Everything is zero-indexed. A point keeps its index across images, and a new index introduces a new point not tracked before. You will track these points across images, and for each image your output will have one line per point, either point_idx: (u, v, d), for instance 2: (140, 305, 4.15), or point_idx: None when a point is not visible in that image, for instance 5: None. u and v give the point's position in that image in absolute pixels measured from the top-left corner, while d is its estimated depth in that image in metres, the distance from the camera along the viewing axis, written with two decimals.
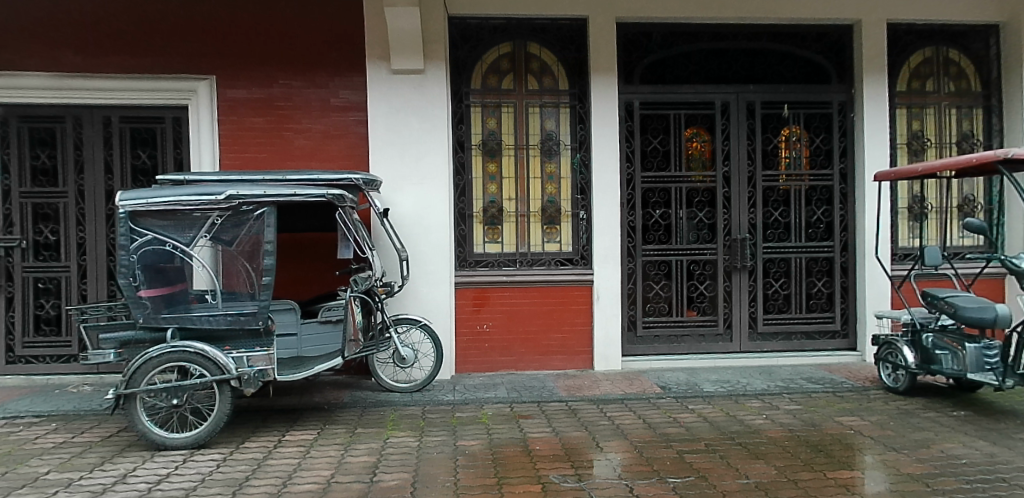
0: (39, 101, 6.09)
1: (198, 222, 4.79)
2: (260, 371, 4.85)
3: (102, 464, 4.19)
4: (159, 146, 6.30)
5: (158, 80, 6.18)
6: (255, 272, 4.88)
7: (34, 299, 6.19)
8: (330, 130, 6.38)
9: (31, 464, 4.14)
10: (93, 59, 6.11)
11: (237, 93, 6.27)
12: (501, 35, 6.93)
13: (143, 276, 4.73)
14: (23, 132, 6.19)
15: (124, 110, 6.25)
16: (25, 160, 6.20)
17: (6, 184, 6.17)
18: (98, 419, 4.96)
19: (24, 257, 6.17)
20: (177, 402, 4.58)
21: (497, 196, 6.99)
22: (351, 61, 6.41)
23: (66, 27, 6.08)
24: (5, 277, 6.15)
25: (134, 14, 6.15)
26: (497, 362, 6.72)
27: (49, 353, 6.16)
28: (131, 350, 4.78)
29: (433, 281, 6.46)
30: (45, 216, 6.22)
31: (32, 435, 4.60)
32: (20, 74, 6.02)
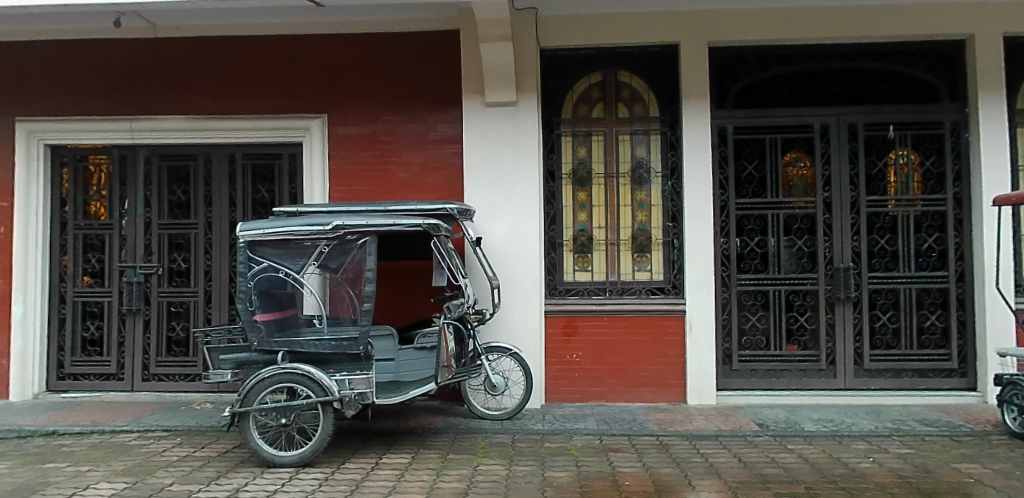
0: (178, 142, 6.71)
1: (308, 251, 5.10)
2: (360, 394, 5.08)
3: (218, 478, 4.46)
4: (275, 181, 6.78)
5: (274, 119, 6.65)
6: (358, 298, 5.13)
7: (167, 322, 6.73)
8: (428, 162, 6.65)
9: (158, 476, 4.40)
10: (218, 100, 6.66)
11: (344, 128, 6.67)
12: (592, 65, 7.01)
13: (259, 301, 5.08)
14: (163, 170, 6.82)
15: (247, 148, 6.78)
16: (164, 196, 6.81)
17: (148, 217, 6.80)
18: (216, 435, 5.31)
19: (160, 283, 6.74)
20: (285, 421, 4.84)
21: (588, 224, 7.02)
22: (448, 96, 6.68)
23: (197, 72, 6.68)
24: (144, 301, 6.73)
25: (255, 58, 6.68)
26: (588, 392, 6.70)
27: (178, 372, 6.67)
28: (246, 370, 5.13)
29: (524, 309, 6.55)
30: (179, 245, 6.79)
31: (161, 448, 4.98)
32: (160, 117, 6.65)
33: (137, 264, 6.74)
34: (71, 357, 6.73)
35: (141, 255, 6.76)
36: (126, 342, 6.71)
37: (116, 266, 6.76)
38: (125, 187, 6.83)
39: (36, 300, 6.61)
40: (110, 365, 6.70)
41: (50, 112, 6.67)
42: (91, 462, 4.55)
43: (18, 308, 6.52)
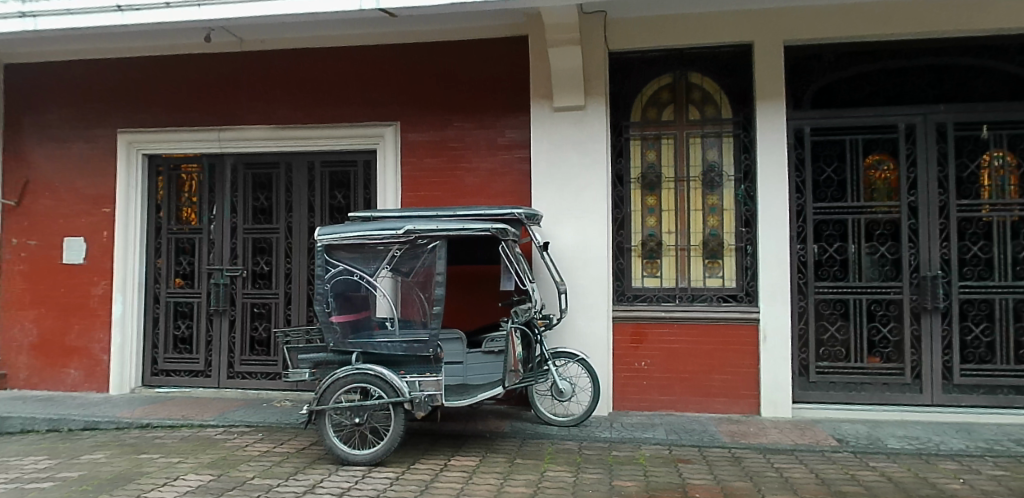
0: (261, 150, 7.03)
1: (381, 255, 5.24)
2: (430, 396, 5.18)
3: (296, 473, 4.63)
4: (351, 187, 7.02)
5: (349, 127, 6.87)
6: (428, 301, 5.22)
7: (250, 322, 7.05)
8: (496, 168, 6.71)
9: (242, 469, 4.60)
10: (297, 110, 6.94)
11: (415, 135, 6.82)
12: (661, 67, 6.91)
13: (335, 303, 5.25)
14: (248, 178, 7.17)
15: (325, 156, 7.04)
16: (249, 202, 7.15)
17: (234, 222, 7.15)
18: (294, 433, 5.53)
19: (244, 285, 7.07)
20: (359, 420, 4.98)
21: (657, 229, 6.90)
22: (516, 102, 6.72)
23: (277, 83, 6.98)
24: (229, 301, 7.07)
25: (331, 68, 6.93)
26: (656, 401, 6.59)
27: (259, 371, 6.96)
28: (322, 370, 5.31)
29: (591, 315, 6.52)
30: (262, 249, 7.10)
31: (244, 443, 5.22)
32: (244, 127, 6.98)
33: (223, 266, 7.09)
34: (164, 354, 7.15)
35: (227, 258, 7.11)
36: (213, 340, 7.06)
37: (205, 268, 7.13)
38: (214, 194, 7.20)
39: (134, 300, 7.05)
40: (198, 362, 7.07)
41: (146, 124, 7.11)
42: (181, 454, 4.82)
43: (118, 307, 6.97)
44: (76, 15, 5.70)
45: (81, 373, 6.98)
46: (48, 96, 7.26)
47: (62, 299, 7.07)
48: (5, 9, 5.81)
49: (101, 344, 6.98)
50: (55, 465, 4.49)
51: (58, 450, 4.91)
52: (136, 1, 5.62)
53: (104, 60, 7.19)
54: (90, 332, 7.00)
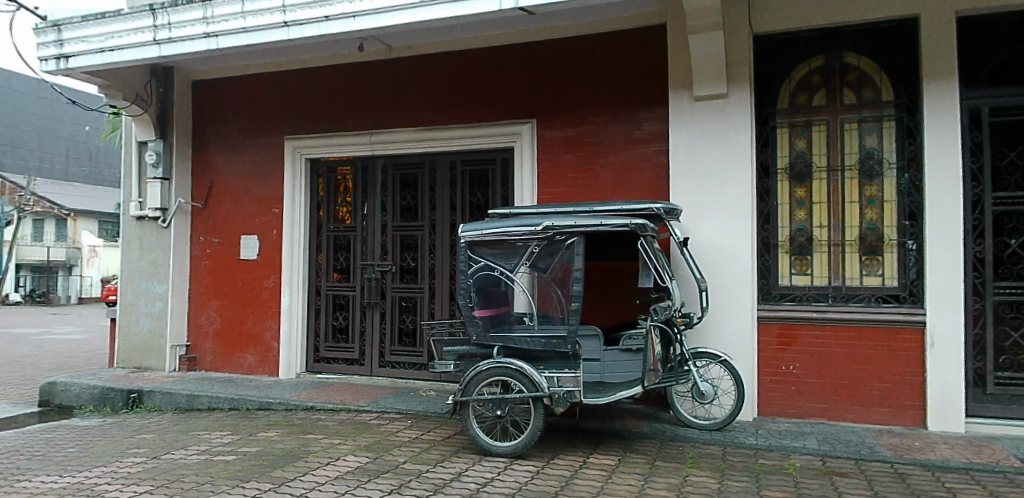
0: (408, 152, 7.39)
1: (520, 251, 5.32)
2: (569, 391, 5.20)
3: (443, 461, 4.82)
4: (490, 185, 7.21)
5: (488, 126, 7.04)
6: (566, 298, 5.23)
7: (399, 315, 7.45)
8: (634, 162, 6.59)
9: (394, 454, 4.87)
10: (438, 111, 7.23)
11: (551, 131, 6.87)
12: (812, 49, 6.42)
13: (477, 298, 5.41)
14: (396, 178, 7.57)
15: (466, 155, 7.28)
16: (397, 201, 7.55)
17: (384, 220, 7.58)
18: (439, 422, 5.78)
19: (393, 279, 7.48)
20: (500, 413, 5.10)
21: (806, 223, 6.45)
22: (654, 94, 6.55)
23: (420, 86, 7.31)
24: (380, 295, 7.52)
25: (470, 69, 7.14)
26: (806, 408, 6.20)
27: (407, 361, 7.35)
28: (465, 362, 5.50)
29: (734, 314, 6.23)
30: (409, 246, 7.47)
31: (395, 429, 5.54)
32: (391, 129, 7.38)
33: (375, 262, 7.54)
34: (324, 343, 7.74)
35: (378, 254, 7.55)
36: (366, 331, 7.55)
37: (359, 264, 7.63)
38: (367, 194, 7.67)
39: (299, 292, 7.69)
40: (353, 351, 7.59)
41: (306, 130, 7.73)
42: (340, 437, 5.20)
43: (286, 299, 7.65)
44: (250, 33, 6.29)
45: (256, 358, 7.74)
46: (226, 108, 8.09)
47: (239, 291, 7.87)
48: (193, 31, 6.52)
49: (272, 332, 7.70)
50: (237, 441, 5.02)
51: (238, 426, 5.48)
52: (300, 16, 6.09)
53: (271, 73, 7.89)
54: (262, 321, 7.75)
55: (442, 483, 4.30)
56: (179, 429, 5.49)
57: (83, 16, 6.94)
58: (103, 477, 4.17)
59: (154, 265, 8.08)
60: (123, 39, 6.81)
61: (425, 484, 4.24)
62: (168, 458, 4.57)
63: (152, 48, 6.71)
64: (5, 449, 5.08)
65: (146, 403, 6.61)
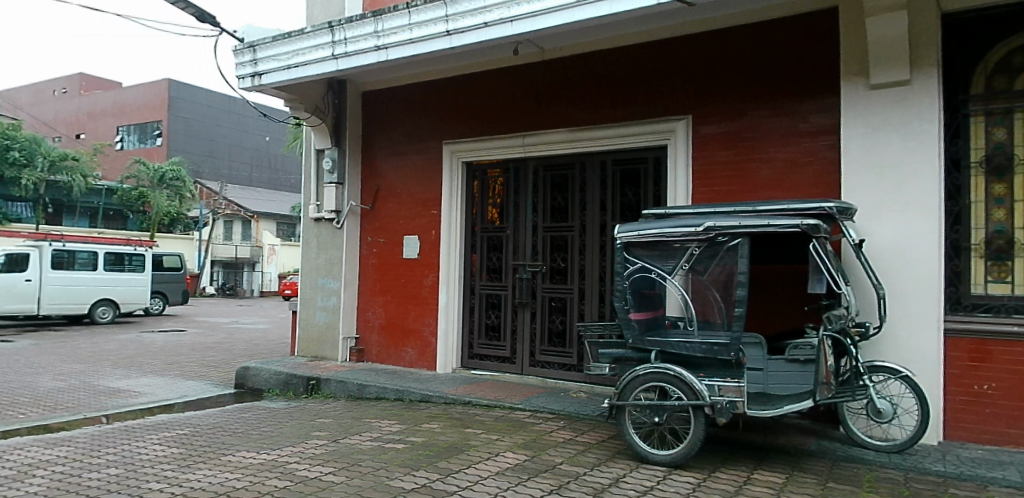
0: (560, 153, 7.42)
1: (679, 253, 5.12)
2: (731, 402, 4.87)
3: (600, 465, 4.76)
4: (642, 184, 7.04)
5: (641, 124, 6.89)
6: (728, 303, 4.98)
7: (549, 315, 7.49)
8: (799, 158, 6.14)
9: (551, 453, 4.89)
10: (590, 112, 7.21)
11: (708, 128, 6.59)
12: (1015, 24, 5.61)
13: (633, 300, 5.28)
14: (547, 179, 7.62)
15: (617, 155, 7.18)
16: (548, 202, 7.59)
17: (535, 221, 7.65)
18: (593, 424, 5.74)
19: (543, 280, 7.54)
20: (659, 420, 4.92)
21: (1007, 223, 5.65)
22: (823, 84, 6.06)
23: (573, 87, 7.33)
24: (531, 295, 7.61)
25: (622, 67, 7.05)
26: (1004, 436, 5.40)
27: (557, 362, 7.38)
28: (621, 366, 5.38)
29: (917, 325, 5.59)
30: (559, 246, 7.48)
31: (550, 428, 5.57)
32: (542, 131, 7.47)
33: (526, 262, 7.64)
34: (478, 340, 7.97)
35: (529, 254, 7.65)
36: (517, 330, 7.67)
37: (511, 264, 7.77)
38: (519, 195, 7.80)
39: (455, 291, 8.01)
40: (505, 350, 7.76)
41: (462, 134, 8.04)
42: (499, 433, 5.32)
43: (443, 297, 8.00)
44: (415, 43, 6.64)
45: (416, 352, 8.17)
46: (391, 116, 8.62)
47: (402, 288, 8.36)
48: (364, 45, 7.01)
49: (430, 328, 8.08)
50: (404, 430, 5.31)
51: (404, 417, 5.79)
52: (461, 24, 6.33)
53: (431, 81, 8.30)
54: (422, 317, 8.16)
55: (601, 488, 4.25)
56: (353, 416, 5.91)
57: (273, 37, 7.72)
58: (293, 456, 4.58)
59: (329, 262, 8.79)
60: (305, 56, 7.48)
61: (584, 487, 4.22)
62: (346, 442, 4.93)
63: (329, 63, 7.31)
64: (213, 424, 5.76)
65: (322, 390, 7.19)
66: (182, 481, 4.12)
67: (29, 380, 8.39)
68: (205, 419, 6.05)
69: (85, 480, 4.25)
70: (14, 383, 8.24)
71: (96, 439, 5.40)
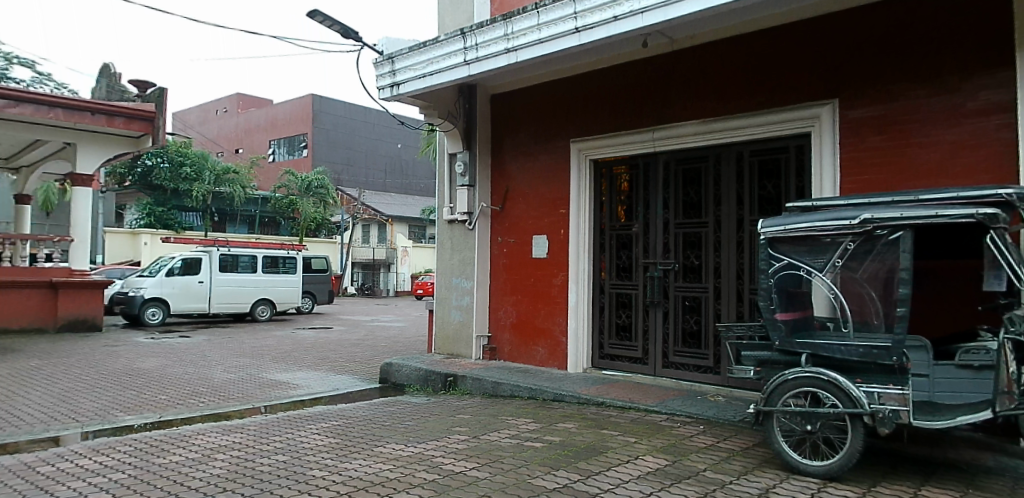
0: (692, 146, 7.16)
1: (830, 248, 4.75)
2: (894, 411, 4.42)
3: (747, 473, 4.52)
4: (783, 176, 6.63)
5: (781, 111, 6.49)
6: (887, 303, 4.58)
7: (683, 315, 7.23)
8: (967, 140, 5.50)
9: (692, 459, 4.72)
10: (724, 101, 6.89)
11: (856, 112, 6.08)
12: None
13: (779, 300, 4.98)
14: (679, 173, 7.38)
15: (754, 145, 6.81)
16: (679, 197, 7.34)
17: (666, 217, 7.43)
18: (735, 430, 5.47)
19: (676, 278, 7.30)
20: (811, 428, 4.59)
21: None
22: (996, 55, 5.38)
23: (705, 77, 7.04)
24: (663, 294, 7.40)
25: (758, 53, 6.69)
26: None
27: (692, 363, 7.12)
28: (767, 370, 5.09)
29: None
30: (692, 243, 7.20)
31: (689, 433, 5.38)
32: (673, 124, 7.26)
33: (658, 260, 7.44)
34: (609, 340, 7.87)
35: (661, 252, 7.43)
36: (649, 330, 7.49)
37: (642, 262, 7.59)
38: (649, 191, 7.61)
39: (585, 290, 7.97)
40: (637, 350, 7.60)
41: (590, 131, 7.99)
42: (636, 435, 5.22)
43: (573, 296, 8.00)
44: (544, 43, 6.68)
45: (547, 351, 8.22)
46: (519, 117, 8.74)
47: (532, 288, 8.45)
48: (495, 48, 7.16)
49: (560, 327, 8.10)
50: (541, 429, 5.35)
51: (540, 416, 5.83)
52: (590, 20, 6.28)
53: (557, 80, 8.34)
54: (552, 316, 8.21)
55: None
56: (491, 413, 6.04)
57: (409, 48, 8.08)
58: (438, 450, 4.76)
59: (463, 263, 9.07)
60: (440, 63, 7.77)
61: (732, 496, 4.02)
62: (486, 439, 5.05)
63: (462, 69, 7.54)
64: (363, 417, 6.11)
65: (460, 386, 7.42)
66: (341, 469, 4.41)
67: (206, 372, 9.38)
68: (355, 411, 6.46)
69: (258, 465, 4.68)
70: (194, 374, 9.24)
71: (264, 427, 5.92)
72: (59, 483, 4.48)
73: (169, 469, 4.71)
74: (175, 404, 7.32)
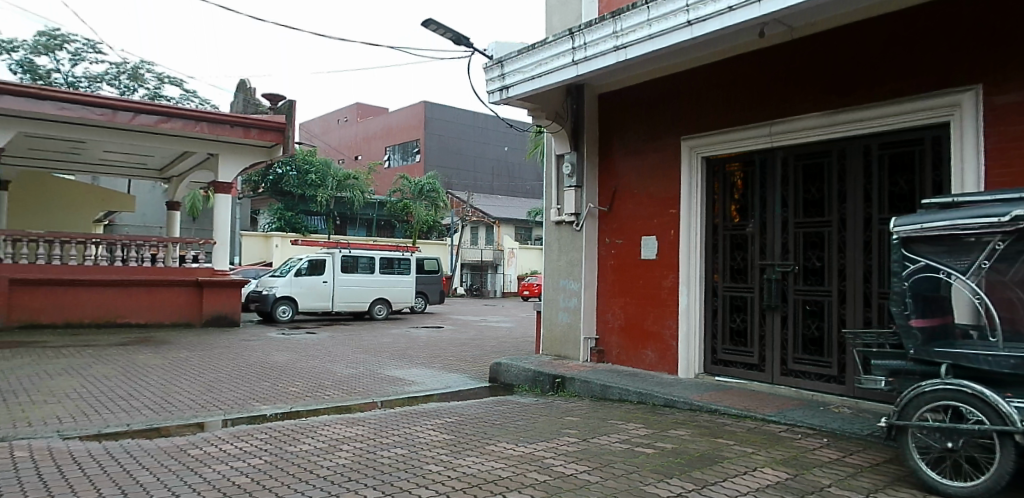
0: (813, 140, 6.77)
1: (975, 248, 4.32)
2: None
3: (878, 492, 4.20)
4: (917, 170, 6.10)
5: (913, 100, 5.98)
6: None
7: (804, 320, 6.83)
8: None
9: (816, 473, 4.46)
10: (849, 91, 6.45)
11: (1005, 97, 5.48)
12: None
13: (915, 305, 4.59)
14: (799, 169, 6.99)
15: (883, 138, 6.31)
16: (799, 195, 6.95)
17: (785, 216, 7.06)
18: (864, 444, 5.10)
19: (796, 281, 6.92)
20: (952, 445, 4.18)
21: None
22: None
23: (828, 66, 6.62)
24: (781, 297, 7.03)
25: (888, 38, 6.19)
26: None
27: (814, 372, 6.71)
28: (901, 380, 4.71)
29: None
30: (813, 244, 6.79)
31: (811, 446, 5.07)
32: (792, 117, 6.88)
33: (775, 261, 7.08)
34: (722, 345, 7.59)
35: (779, 253, 7.07)
36: (766, 336, 7.14)
37: (758, 263, 7.26)
38: (766, 189, 7.27)
39: (697, 292, 7.74)
40: (753, 356, 7.27)
41: (702, 128, 7.74)
42: (753, 446, 5.00)
43: (684, 299, 7.79)
44: (655, 38, 6.56)
45: (657, 355, 8.06)
46: (628, 116, 8.63)
47: (641, 290, 8.31)
48: (604, 46, 7.11)
49: (671, 330, 7.91)
50: (652, 435, 5.26)
51: (650, 421, 5.73)
52: (703, 12, 6.09)
53: (668, 77, 8.16)
54: (662, 319, 8.03)
55: None
56: (600, 417, 6.01)
57: (518, 51, 8.21)
58: (549, 451, 4.80)
59: (570, 264, 9.08)
60: (548, 64, 7.83)
61: None
62: (596, 442, 5.04)
63: (570, 69, 7.56)
64: (474, 415, 6.28)
65: (568, 388, 7.43)
66: (455, 465, 4.57)
67: (330, 367, 10.00)
68: (467, 409, 6.64)
69: (379, 458, 4.93)
70: (319, 368, 9.87)
71: (383, 421, 6.23)
72: (207, 465, 4.96)
73: (300, 457, 5.08)
74: (303, 396, 7.86)
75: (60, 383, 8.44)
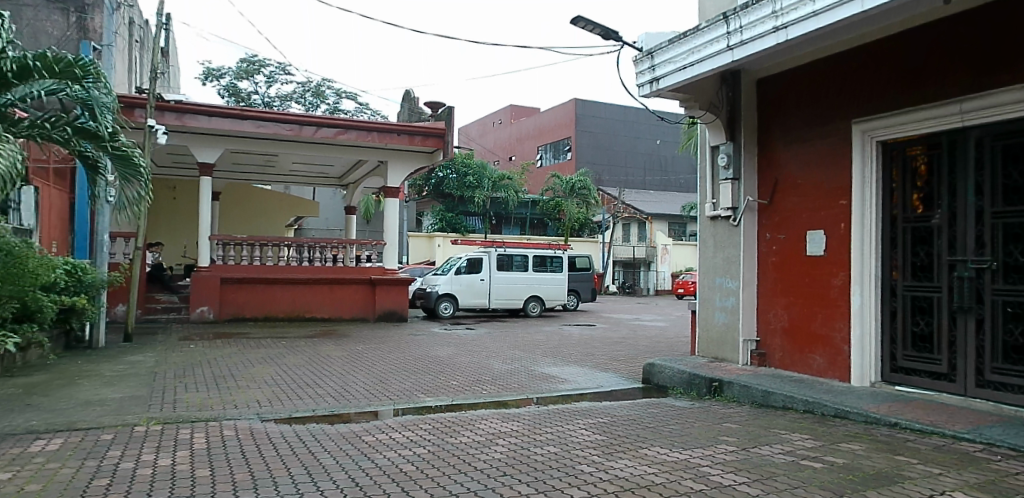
0: (1015, 117, 5.85)
1: None
2: None
3: None
4: None
5: None
6: None
7: (1004, 325, 5.93)
8: None
9: None
10: None
11: None
12: None
13: None
14: (997, 151, 6.07)
15: None
16: (998, 180, 6.04)
17: (979, 206, 6.18)
18: None
19: (994, 279, 6.03)
20: None
21: None
22: None
23: None
24: (976, 298, 6.16)
25: None
26: None
27: (1018, 384, 5.81)
28: None
29: None
30: (1018, 236, 5.88)
31: (1015, 469, 4.41)
32: (989, 92, 6.00)
33: (968, 257, 6.23)
34: (903, 351, 6.83)
35: (972, 248, 6.21)
36: (957, 341, 6.31)
37: (946, 260, 6.43)
38: (955, 176, 6.40)
39: (873, 292, 7.03)
40: (940, 365, 6.46)
41: (877, 109, 7.01)
42: (941, 466, 4.46)
43: (856, 299, 7.12)
44: (819, 15, 6.04)
45: (826, 360, 7.45)
46: (789, 102, 8.06)
47: (807, 289, 7.72)
48: (763, 28, 6.69)
49: (842, 334, 7.28)
50: (820, 447, 4.88)
51: (818, 433, 5.32)
52: None
53: (835, 56, 7.50)
54: (832, 321, 7.41)
55: None
56: (761, 425, 5.70)
57: (669, 40, 7.99)
58: (705, 459, 4.65)
59: (727, 262, 8.67)
60: (701, 52, 7.54)
61: None
62: (757, 452, 4.78)
63: (725, 55, 7.21)
64: (627, 417, 6.24)
65: (726, 393, 7.13)
66: (607, 467, 4.58)
67: (488, 362, 10.44)
68: (620, 410, 6.61)
69: (533, 454, 5.08)
70: (478, 363, 10.34)
71: (537, 418, 6.41)
72: (379, 452, 5.42)
73: (459, 449, 5.38)
74: (463, 390, 8.29)
75: (260, 371, 9.63)
